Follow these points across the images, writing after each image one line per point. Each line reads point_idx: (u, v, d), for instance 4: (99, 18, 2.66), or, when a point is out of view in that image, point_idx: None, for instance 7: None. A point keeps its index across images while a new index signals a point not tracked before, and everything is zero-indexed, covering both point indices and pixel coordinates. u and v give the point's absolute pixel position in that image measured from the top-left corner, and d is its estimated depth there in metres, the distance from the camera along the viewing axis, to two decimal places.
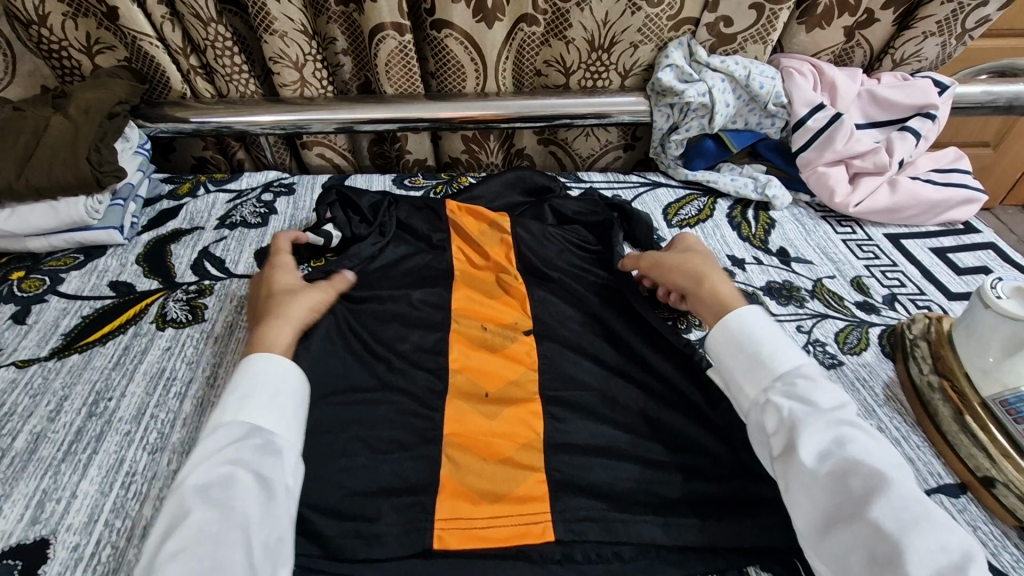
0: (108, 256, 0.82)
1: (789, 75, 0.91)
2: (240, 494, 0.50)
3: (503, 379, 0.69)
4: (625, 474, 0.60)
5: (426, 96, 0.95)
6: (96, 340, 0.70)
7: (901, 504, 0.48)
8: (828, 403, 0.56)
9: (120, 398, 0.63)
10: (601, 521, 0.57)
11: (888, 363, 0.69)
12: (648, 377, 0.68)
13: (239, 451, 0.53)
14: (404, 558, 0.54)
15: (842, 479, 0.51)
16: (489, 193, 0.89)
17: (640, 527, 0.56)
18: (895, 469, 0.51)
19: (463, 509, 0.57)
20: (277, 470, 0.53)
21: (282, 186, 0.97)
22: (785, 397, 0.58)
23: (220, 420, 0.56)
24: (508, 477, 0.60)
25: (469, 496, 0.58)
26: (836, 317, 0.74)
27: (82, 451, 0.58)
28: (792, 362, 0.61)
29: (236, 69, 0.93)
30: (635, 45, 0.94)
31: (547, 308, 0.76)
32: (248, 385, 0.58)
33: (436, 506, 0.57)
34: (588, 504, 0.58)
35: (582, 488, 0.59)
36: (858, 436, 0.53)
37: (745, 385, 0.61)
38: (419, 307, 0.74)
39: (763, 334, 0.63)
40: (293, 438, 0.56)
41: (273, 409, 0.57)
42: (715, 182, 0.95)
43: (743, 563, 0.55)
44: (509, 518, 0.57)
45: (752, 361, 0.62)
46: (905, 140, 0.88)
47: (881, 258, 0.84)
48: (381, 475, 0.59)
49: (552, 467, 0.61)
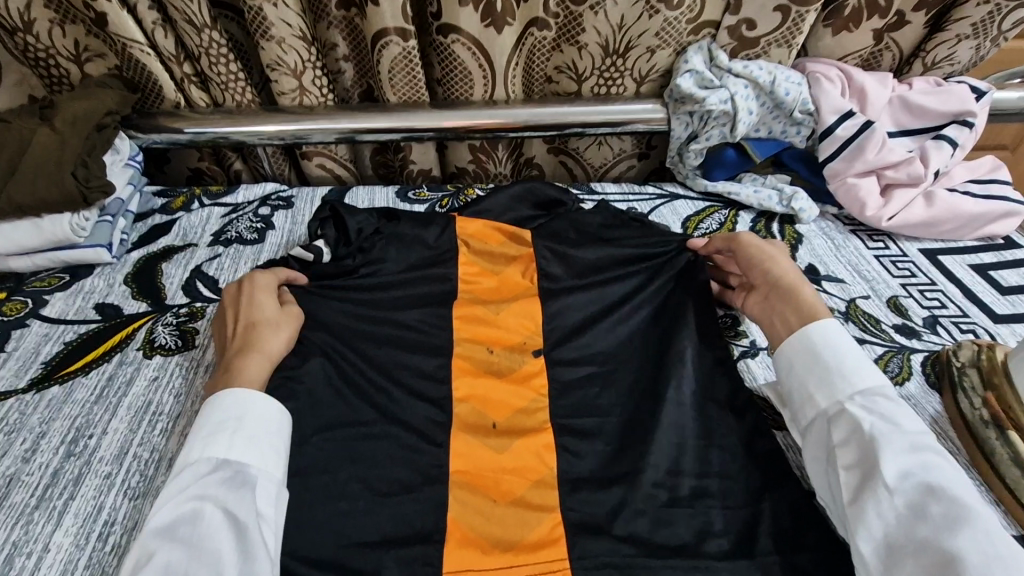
0: (95, 276, 0.78)
1: (815, 80, 0.86)
2: (209, 531, 0.48)
3: (514, 408, 0.64)
4: (650, 514, 0.55)
5: (431, 104, 0.91)
6: (78, 369, 0.65)
7: (986, 541, 0.45)
8: (913, 424, 0.53)
9: (102, 434, 0.58)
10: (626, 570, 0.51)
11: (935, 395, 0.63)
12: (675, 403, 0.62)
13: (205, 487, 0.51)
14: None
15: (921, 504, 0.48)
16: (497, 205, 0.82)
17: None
18: (980, 506, 0.47)
19: (474, 560, 0.52)
20: (247, 503, 0.50)
21: (280, 200, 0.92)
22: (867, 411, 0.54)
23: (187, 457, 0.53)
24: (519, 521, 0.55)
25: (483, 545, 0.54)
26: (874, 342, 0.68)
27: (58, 496, 0.53)
28: (873, 378, 0.57)
29: (232, 77, 0.88)
30: (652, 50, 0.88)
31: (560, 328, 0.70)
32: (217, 419, 0.56)
33: (443, 558, 0.52)
34: (614, 550, 0.53)
35: (601, 533, 0.54)
36: (943, 469, 0.50)
37: (817, 393, 0.58)
38: (422, 330, 0.69)
39: (844, 347, 0.59)
40: (268, 468, 0.53)
41: (240, 441, 0.54)
42: (737, 194, 0.89)
43: None
44: (524, 568, 0.52)
45: (828, 372, 0.58)
46: (941, 150, 0.83)
47: (918, 275, 0.78)
48: (384, 521, 0.55)
49: (568, 507, 0.56)
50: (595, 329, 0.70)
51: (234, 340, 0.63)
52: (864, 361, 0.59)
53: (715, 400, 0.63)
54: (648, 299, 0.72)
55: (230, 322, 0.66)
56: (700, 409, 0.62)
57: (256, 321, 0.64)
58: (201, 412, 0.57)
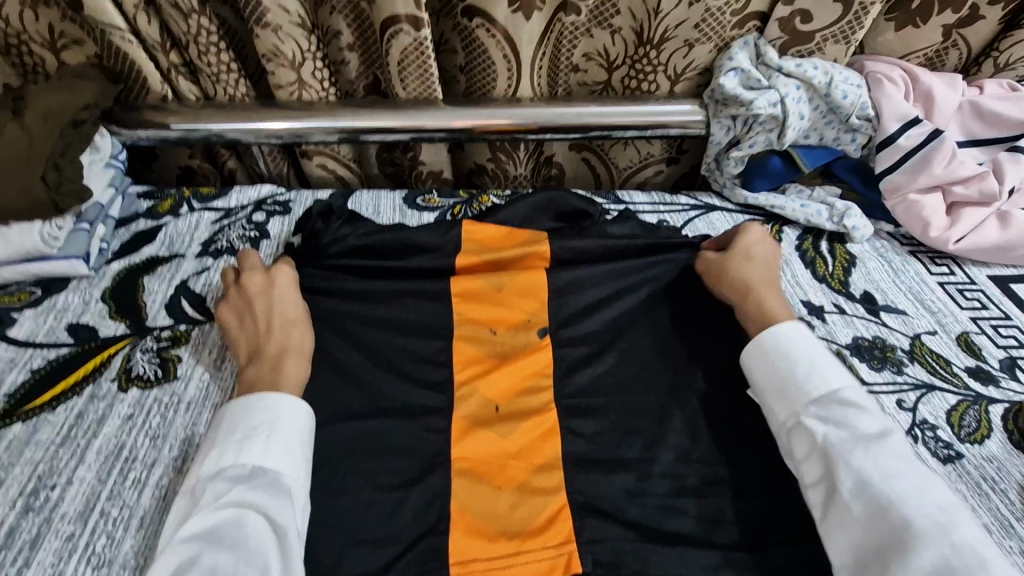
0: (69, 290, 0.70)
1: (876, 83, 0.76)
2: (253, 539, 0.45)
3: (519, 390, 0.59)
4: (657, 498, 0.51)
5: (444, 102, 0.82)
6: (44, 403, 0.58)
7: (951, 551, 0.43)
8: (869, 429, 0.50)
9: (66, 485, 0.51)
10: (633, 553, 0.48)
11: (1020, 457, 0.55)
12: (693, 394, 0.58)
13: (245, 493, 0.48)
14: None
15: (882, 518, 0.45)
16: (516, 216, 0.75)
17: (676, 562, 0.47)
18: (944, 510, 0.45)
19: (480, 550, 0.48)
20: (284, 513, 0.47)
21: (276, 204, 0.84)
22: (824, 421, 0.51)
23: (219, 461, 0.50)
24: (527, 510, 0.50)
25: (486, 533, 0.49)
26: (945, 390, 0.60)
27: (12, 563, 0.47)
28: (828, 383, 0.53)
29: (224, 68, 0.80)
30: (690, 44, 0.79)
31: (573, 302, 0.64)
32: (251, 422, 0.52)
33: (450, 547, 0.48)
34: (618, 534, 0.49)
35: (608, 513, 0.50)
36: (905, 472, 0.47)
37: (775, 405, 0.54)
38: (418, 310, 0.64)
39: (800, 351, 0.55)
40: (302, 477, 0.50)
41: (276, 447, 0.50)
42: (781, 208, 0.80)
43: None
44: (532, 554, 0.47)
45: (785, 382, 0.54)
46: (1019, 163, 0.74)
47: (989, 307, 0.69)
48: (381, 510, 0.51)
49: (573, 487, 0.52)
50: (604, 317, 0.63)
51: (269, 336, 0.60)
52: (824, 360, 0.55)
53: (729, 388, 0.59)
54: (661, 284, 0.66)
55: (248, 319, 0.62)
56: (717, 403, 0.57)
57: (287, 317, 0.61)
58: (233, 412, 0.53)
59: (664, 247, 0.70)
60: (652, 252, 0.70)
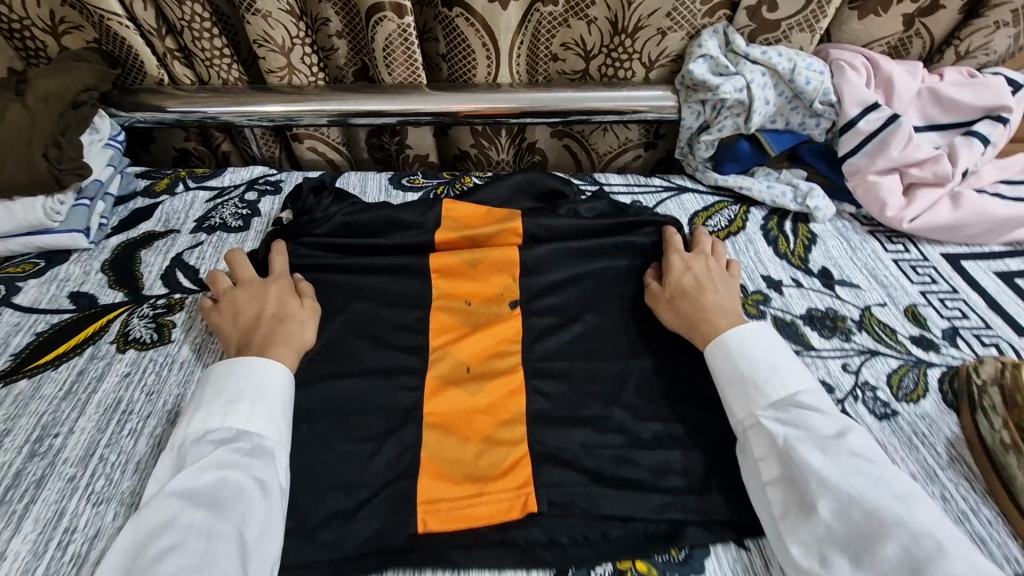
0: (71, 262, 0.74)
1: (839, 69, 0.80)
2: (231, 496, 0.48)
3: (489, 354, 0.63)
4: (611, 449, 0.55)
5: (429, 87, 0.86)
6: (48, 362, 0.62)
7: (910, 540, 0.43)
8: (827, 429, 0.51)
9: (68, 433, 0.56)
10: (585, 495, 0.52)
11: (952, 415, 0.59)
12: (649, 358, 0.62)
13: (229, 455, 0.51)
14: (364, 552, 0.49)
15: (844, 512, 0.46)
16: (496, 197, 0.78)
17: (625, 503, 0.51)
18: (902, 500, 0.46)
19: (445, 491, 0.52)
20: (264, 471, 0.50)
21: (268, 183, 0.88)
22: (783, 422, 0.52)
23: (204, 423, 0.53)
24: (490, 458, 0.54)
25: (452, 477, 0.53)
26: (887, 355, 0.64)
27: (19, 500, 0.51)
28: (787, 385, 0.54)
29: (217, 53, 0.84)
30: (663, 32, 0.82)
31: (542, 277, 0.69)
32: (235, 388, 0.55)
33: (417, 489, 0.52)
34: (572, 478, 0.53)
35: (565, 461, 0.54)
36: (863, 466, 0.48)
37: (735, 406, 0.55)
38: (399, 281, 0.69)
39: (761, 353, 0.57)
40: (281, 438, 0.53)
41: (259, 413, 0.54)
42: (748, 189, 0.84)
43: (740, 540, 0.50)
44: (493, 494, 0.51)
45: (744, 385, 0.55)
46: (972, 147, 0.77)
47: (939, 283, 0.73)
48: (355, 458, 0.55)
49: (535, 440, 0.56)
50: (569, 293, 0.68)
51: (256, 330, 0.62)
52: (782, 362, 0.56)
53: (684, 354, 0.63)
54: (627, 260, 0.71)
55: (241, 313, 0.64)
56: (671, 368, 0.62)
57: (279, 314, 0.63)
58: (218, 378, 0.57)
59: (631, 228, 0.75)
60: (621, 230, 0.74)
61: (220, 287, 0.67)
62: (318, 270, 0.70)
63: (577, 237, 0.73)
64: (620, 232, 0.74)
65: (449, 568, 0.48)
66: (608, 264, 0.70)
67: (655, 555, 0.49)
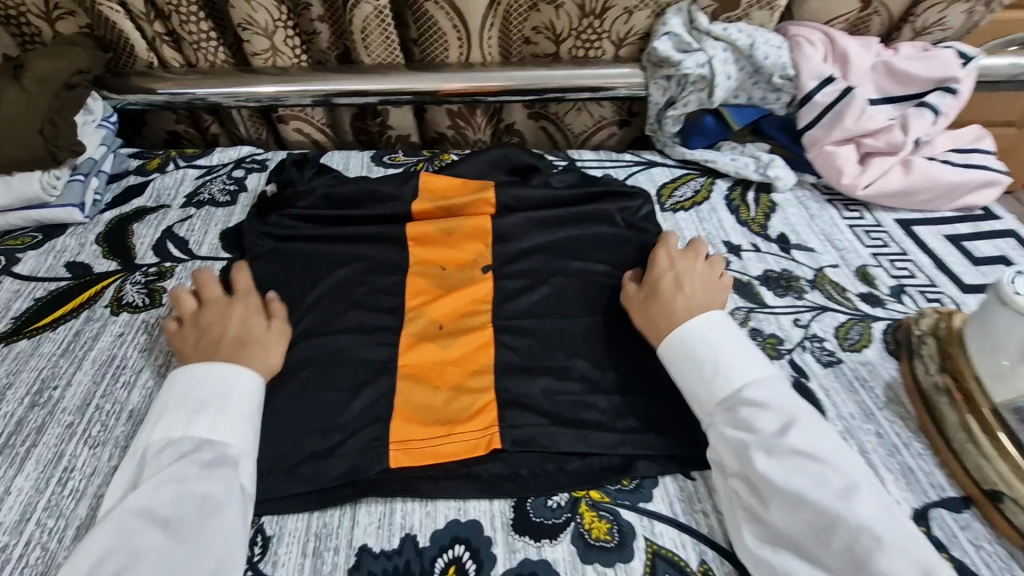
0: (67, 235, 0.78)
1: (796, 45, 0.84)
2: (187, 510, 0.47)
3: (461, 313, 0.67)
4: (572, 395, 0.59)
5: (406, 66, 0.90)
6: (47, 324, 0.67)
7: (853, 540, 0.44)
8: (773, 426, 0.50)
9: (66, 386, 0.60)
10: (545, 434, 0.55)
11: (892, 361, 0.63)
12: (612, 314, 0.66)
13: (188, 466, 0.50)
14: (337, 487, 0.53)
15: (790, 510, 0.47)
16: (471, 170, 0.83)
17: (583, 441, 0.55)
18: (844, 496, 0.46)
19: (415, 432, 0.55)
20: (228, 481, 0.50)
21: (254, 162, 0.91)
22: (729, 423, 0.52)
23: (168, 432, 0.53)
24: (460, 403, 0.58)
25: (422, 420, 0.56)
26: (836, 310, 0.68)
27: (21, 444, 0.55)
28: (734, 381, 0.54)
29: (204, 37, 0.87)
30: (629, 11, 0.86)
31: (512, 243, 0.73)
32: (199, 396, 0.55)
33: (390, 431, 0.55)
34: (533, 419, 0.56)
35: (528, 405, 0.58)
36: (804, 465, 0.48)
37: (693, 406, 0.55)
38: (378, 248, 0.73)
39: (715, 348, 0.56)
40: (245, 443, 0.53)
41: (224, 421, 0.53)
42: (713, 161, 0.88)
43: (688, 470, 0.54)
44: (462, 435, 0.55)
45: (699, 383, 0.55)
46: (923, 116, 0.81)
47: (890, 245, 0.77)
48: (332, 404, 0.58)
49: (501, 387, 0.59)
50: (538, 257, 0.72)
51: (217, 354, 0.59)
52: (729, 358, 0.56)
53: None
54: (594, 226, 0.75)
55: (202, 336, 0.61)
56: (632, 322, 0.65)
57: (244, 337, 0.61)
58: (181, 389, 0.56)
59: (597, 197, 0.78)
60: (589, 200, 0.78)
61: (182, 307, 0.64)
62: (301, 241, 0.74)
63: (547, 206, 0.77)
64: (588, 201, 0.78)
65: (418, 499, 0.52)
66: (575, 230, 0.74)
67: (608, 484, 0.53)
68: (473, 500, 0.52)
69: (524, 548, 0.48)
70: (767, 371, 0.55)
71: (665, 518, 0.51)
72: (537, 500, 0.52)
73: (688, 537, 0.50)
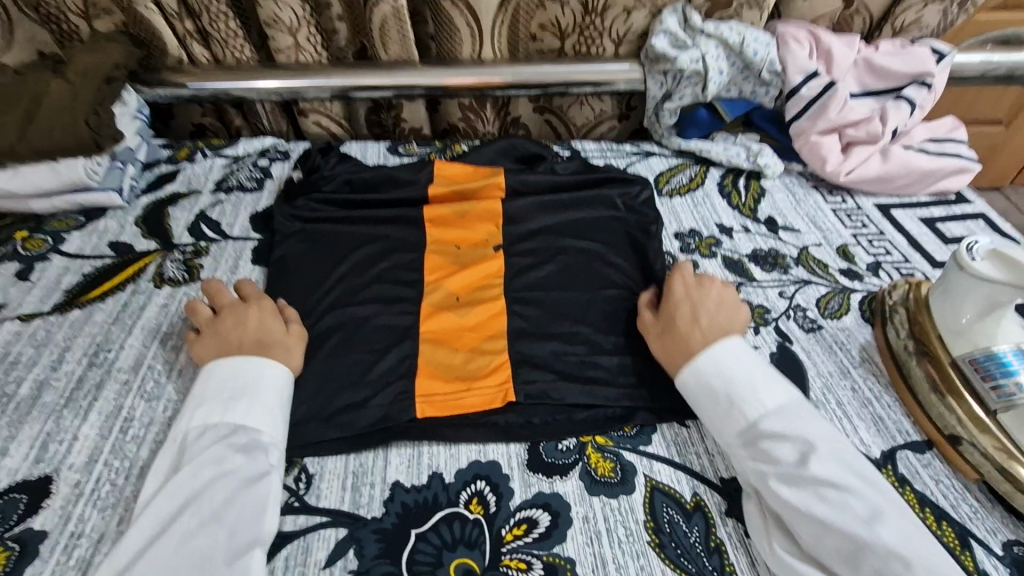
0: (108, 218, 0.85)
1: (784, 41, 0.90)
2: (223, 491, 0.50)
3: (475, 286, 0.73)
4: (578, 355, 0.65)
5: (422, 62, 0.96)
6: (97, 296, 0.73)
7: (882, 565, 0.45)
8: (795, 456, 0.51)
9: (119, 349, 0.66)
10: (554, 388, 0.62)
11: (868, 327, 0.70)
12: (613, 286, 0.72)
13: (225, 449, 0.53)
14: (369, 434, 0.59)
15: (817, 536, 0.47)
16: (482, 158, 0.89)
17: (588, 394, 0.61)
18: (869, 523, 0.47)
19: (438, 388, 0.61)
20: (261, 466, 0.53)
21: (278, 152, 0.97)
22: (750, 455, 0.53)
23: (206, 418, 0.56)
24: (477, 363, 0.64)
25: (444, 377, 0.63)
26: (819, 284, 0.75)
27: (84, 398, 0.61)
28: (754, 410, 0.54)
29: (232, 34, 0.94)
30: (628, 11, 0.93)
31: (522, 223, 0.79)
32: (233, 386, 0.58)
33: (416, 386, 0.62)
34: (544, 376, 0.63)
35: (539, 364, 0.64)
36: (827, 493, 0.48)
37: (716, 433, 0.56)
38: (398, 228, 0.79)
39: (734, 376, 0.56)
40: (277, 430, 0.56)
41: (257, 408, 0.56)
42: (708, 151, 0.95)
43: (682, 419, 0.60)
44: (481, 390, 0.61)
45: (720, 411, 0.56)
46: (899, 109, 0.88)
47: (869, 227, 0.84)
48: (361, 364, 0.64)
49: (513, 349, 0.65)
50: (546, 235, 0.78)
51: (237, 357, 0.60)
52: (744, 389, 0.55)
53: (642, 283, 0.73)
54: (596, 208, 0.81)
55: (221, 342, 0.62)
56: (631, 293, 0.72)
57: (265, 340, 0.61)
58: (215, 377, 0.59)
59: (599, 182, 0.85)
60: (591, 185, 0.85)
61: (200, 317, 0.65)
62: (326, 221, 0.80)
63: (553, 190, 0.83)
64: (590, 186, 0.85)
65: (441, 443, 0.58)
66: (579, 211, 0.81)
67: (610, 431, 0.59)
68: (491, 445, 0.58)
69: (537, 483, 0.55)
70: (785, 397, 0.55)
71: (662, 458, 0.57)
72: (548, 444, 0.58)
73: (683, 474, 0.56)
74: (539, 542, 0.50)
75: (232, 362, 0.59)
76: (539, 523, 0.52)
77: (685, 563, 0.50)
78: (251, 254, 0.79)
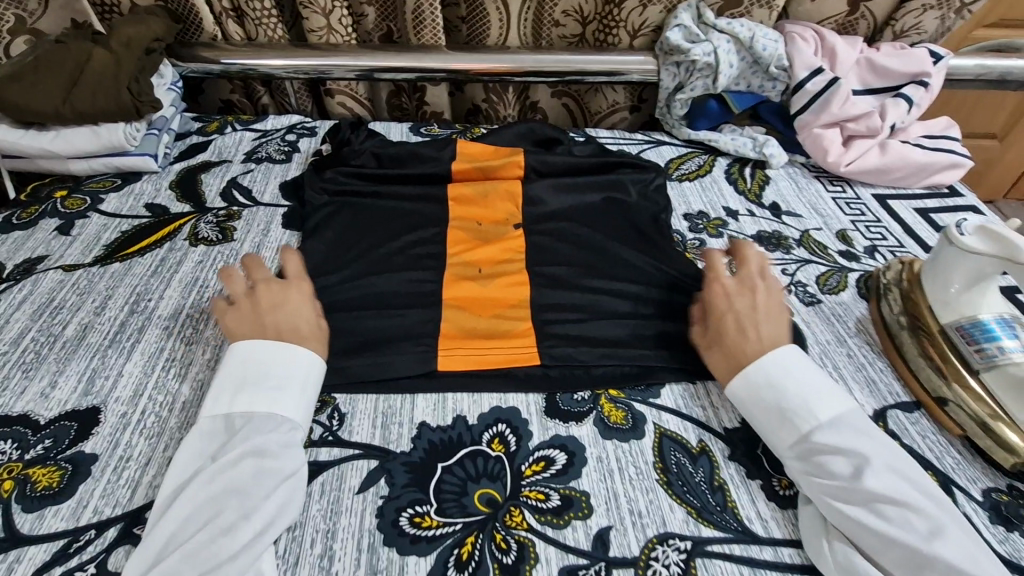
0: (143, 182, 0.89)
1: (791, 39, 0.95)
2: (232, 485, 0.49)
3: (493, 252, 0.77)
4: (592, 319, 0.69)
5: (447, 48, 1.00)
6: (135, 251, 0.76)
7: None
8: (853, 470, 0.51)
9: (159, 299, 0.70)
10: (569, 347, 0.65)
11: (863, 302, 0.74)
12: (625, 256, 0.76)
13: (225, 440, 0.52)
14: (394, 383, 0.62)
15: (876, 548, 0.48)
16: (501, 139, 0.93)
17: (600, 356, 0.65)
18: (930, 539, 0.47)
19: (460, 343, 0.65)
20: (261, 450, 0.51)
21: (305, 129, 1.01)
22: (804, 467, 0.53)
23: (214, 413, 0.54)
24: (499, 323, 0.68)
25: (465, 335, 0.66)
26: (818, 263, 0.79)
27: (127, 340, 0.65)
28: (814, 419, 0.54)
29: (266, 14, 0.98)
30: (644, 5, 0.97)
31: (539, 199, 0.83)
32: (228, 378, 0.56)
33: (439, 341, 0.65)
34: (560, 336, 0.67)
35: (555, 325, 0.68)
36: (884, 509, 0.48)
37: (771, 439, 0.56)
38: (422, 199, 0.83)
39: (792, 383, 0.56)
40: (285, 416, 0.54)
41: (248, 393, 0.55)
42: (715, 141, 1.00)
43: (689, 378, 0.64)
44: (502, 348, 0.65)
45: (776, 417, 0.56)
46: (899, 105, 0.93)
47: (867, 214, 0.89)
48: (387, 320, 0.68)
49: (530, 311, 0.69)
50: (562, 211, 0.83)
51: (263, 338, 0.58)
52: (797, 400, 0.55)
53: (653, 256, 0.77)
54: (609, 188, 0.85)
55: (257, 322, 0.60)
56: (643, 263, 0.76)
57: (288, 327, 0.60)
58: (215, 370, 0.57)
59: (612, 165, 0.89)
60: (605, 167, 0.89)
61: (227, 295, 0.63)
62: (351, 193, 0.84)
63: (568, 171, 0.88)
64: (604, 168, 0.89)
65: (466, 393, 0.62)
66: (593, 191, 0.85)
67: (622, 387, 0.63)
68: (509, 396, 0.62)
69: (554, 427, 0.59)
70: (841, 409, 0.55)
71: (669, 409, 0.61)
72: (562, 396, 0.62)
73: (689, 424, 0.60)
74: (556, 477, 0.55)
75: (260, 348, 0.57)
76: (556, 462, 0.56)
77: (691, 499, 0.54)
78: (281, 220, 0.83)
